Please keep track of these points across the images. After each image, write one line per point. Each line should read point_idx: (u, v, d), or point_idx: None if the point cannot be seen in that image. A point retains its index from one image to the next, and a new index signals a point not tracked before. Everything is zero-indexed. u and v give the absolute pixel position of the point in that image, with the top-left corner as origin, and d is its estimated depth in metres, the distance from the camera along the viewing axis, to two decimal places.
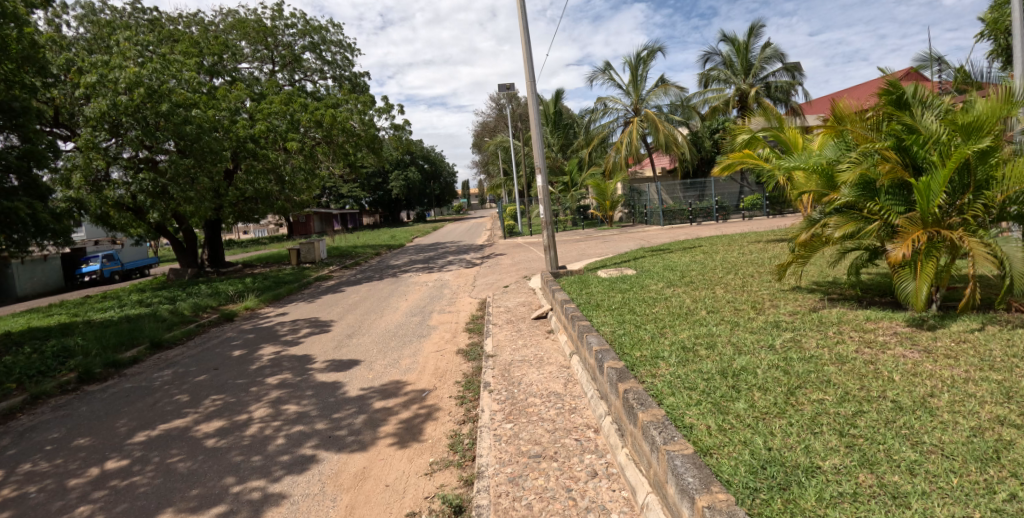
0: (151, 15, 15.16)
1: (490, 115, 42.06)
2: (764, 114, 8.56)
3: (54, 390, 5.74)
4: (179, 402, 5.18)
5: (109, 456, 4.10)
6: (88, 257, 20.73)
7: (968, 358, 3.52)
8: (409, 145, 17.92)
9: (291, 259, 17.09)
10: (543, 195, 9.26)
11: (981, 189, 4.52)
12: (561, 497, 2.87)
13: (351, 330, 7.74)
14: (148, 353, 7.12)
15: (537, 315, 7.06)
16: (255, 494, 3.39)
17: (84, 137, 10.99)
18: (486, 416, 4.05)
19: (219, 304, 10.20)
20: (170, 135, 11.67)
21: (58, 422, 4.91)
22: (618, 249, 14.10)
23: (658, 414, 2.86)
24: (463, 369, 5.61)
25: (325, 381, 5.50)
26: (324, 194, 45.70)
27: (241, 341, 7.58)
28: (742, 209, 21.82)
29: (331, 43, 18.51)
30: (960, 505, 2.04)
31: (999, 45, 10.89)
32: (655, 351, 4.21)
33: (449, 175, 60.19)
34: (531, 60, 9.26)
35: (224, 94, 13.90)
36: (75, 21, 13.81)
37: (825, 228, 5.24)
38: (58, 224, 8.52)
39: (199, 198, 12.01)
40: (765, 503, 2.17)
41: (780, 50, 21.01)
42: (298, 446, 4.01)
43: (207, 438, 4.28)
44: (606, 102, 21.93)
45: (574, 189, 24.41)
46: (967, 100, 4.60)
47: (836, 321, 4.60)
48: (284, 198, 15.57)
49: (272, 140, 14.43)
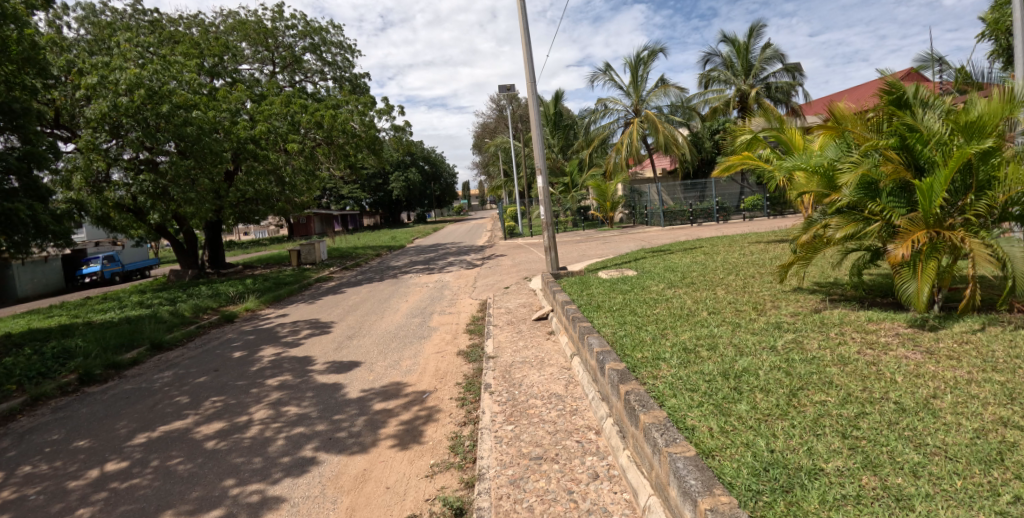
0: (152, 16, 15.17)
1: (490, 116, 42.09)
2: (764, 114, 8.56)
3: (54, 391, 5.73)
4: (179, 403, 5.17)
5: (109, 457, 4.10)
6: (89, 258, 20.75)
7: (970, 359, 3.51)
8: (410, 146, 17.92)
9: (291, 260, 17.10)
10: (543, 195, 9.25)
11: (983, 190, 4.50)
12: (562, 500, 2.85)
13: (352, 331, 7.73)
14: (148, 354, 7.11)
15: (537, 316, 7.05)
16: (254, 497, 3.37)
17: (84, 138, 11.00)
18: (487, 418, 4.03)
19: (219, 305, 10.20)
20: (171, 136, 11.67)
21: (58, 423, 4.90)
22: (619, 250, 14.09)
23: (660, 416, 2.84)
24: (464, 370, 5.60)
25: (325, 382, 5.49)
26: (325, 195, 45.73)
27: (242, 342, 7.58)
28: (742, 209, 21.82)
29: (331, 44, 18.52)
30: (964, 507, 2.02)
31: (999, 45, 10.88)
32: (656, 352, 4.19)
33: (450, 175, 60.24)
34: (531, 61, 9.26)
35: (224, 95, 13.91)
36: (76, 22, 13.81)
37: (826, 229, 5.23)
38: (59, 225, 8.52)
39: (200, 199, 12.01)
40: (768, 506, 2.16)
41: (780, 51, 21.01)
42: (298, 448, 4.00)
43: (208, 440, 4.27)
44: (606, 103, 21.93)
45: (574, 190, 24.40)
46: (968, 100, 4.59)
47: (837, 322, 4.59)
48: (284, 198, 15.60)
49: (273, 141, 14.43)
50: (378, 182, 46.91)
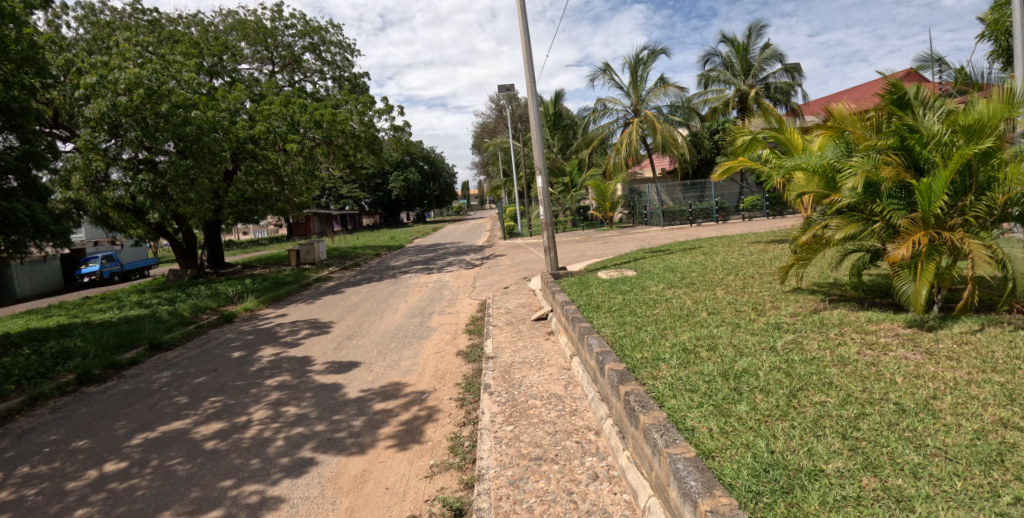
0: (152, 15, 15.14)
1: (490, 115, 42.07)
2: (763, 115, 8.58)
3: (52, 391, 5.72)
4: (179, 404, 5.16)
5: (107, 458, 4.08)
6: (88, 258, 20.74)
7: (970, 360, 3.51)
8: (409, 146, 17.91)
9: (291, 260, 17.10)
10: (543, 195, 9.21)
11: (983, 190, 4.50)
12: (561, 500, 2.85)
13: (351, 331, 7.73)
14: (147, 354, 7.10)
15: (537, 316, 7.05)
16: (253, 498, 3.37)
17: (84, 138, 11.00)
18: (486, 418, 4.03)
19: (219, 305, 10.20)
20: (170, 135, 11.65)
21: (57, 423, 4.89)
22: (618, 250, 14.09)
23: (660, 417, 2.84)
24: (463, 371, 5.60)
25: (325, 382, 5.48)
26: (324, 195, 45.74)
27: (241, 342, 7.56)
28: (741, 210, 21.84)
29: (331, 44, 18.51)
30: (964, 509, 2.02)
31: (999, 45, 10.87)
32: (656, 352, 4.19)
33: (449, 175, 60.29)
34: (531, 61, 9.26)
35: (224, 94, 13.89)
36: (75, 22, 13.78)
37: (825, 229, 5.23)
38: (58, 225, 8.51)
39: (199, 199, 12.02)
40: (768, 507, 2.16)
41: (779, 51, 21.01)
42: (298, 448, 4.00)
43: (206, 440, 4.26)
44: (606, 103, 21.94)
45: (574, 190, 24.42)
46: (969, 101, 4.59)
47: (837, 322, 4.60)
48: (283, 198, 15.63)
49: (272, 141, 14.40)
50: (377, 181, 46.92)
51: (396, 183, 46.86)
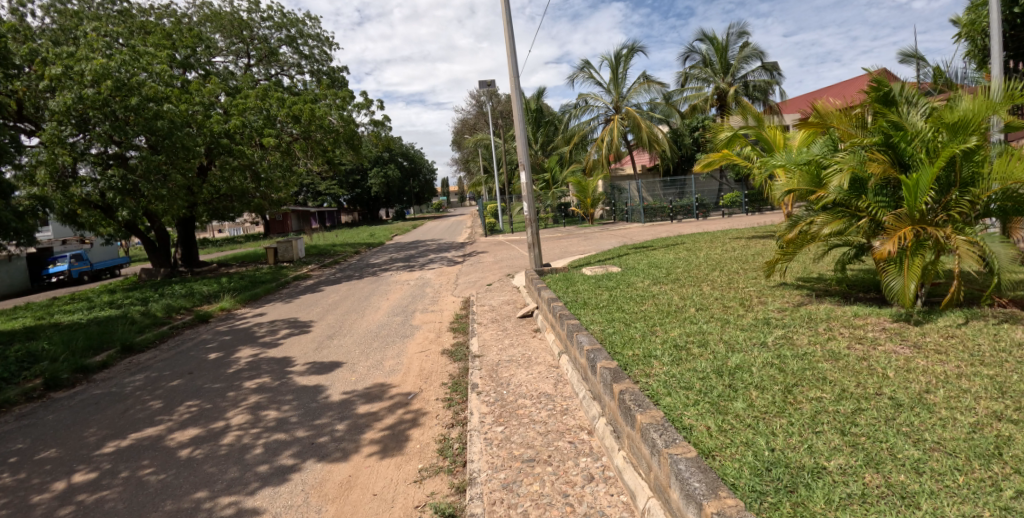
0: (122, 6, 14.56)
1: (470, 112, 41.73)
2: (742, 112, 8.54)
3: (17, 397, 5.42)
4: (152, 409, 4.94)
5: (76, 468, 3.88)
6: (56, 257, 20.23)
7: (958, 353, 3.54)
8: (389, 142, 17.49)
9: (268, 258, 16.68)
10: (526, 191, 9.01)
11: (967, 186, 4.51)
12: (557, 504, 2.77)
13: (333, 330, 7.56)
14: (118, 357, 6.80)
15: (523, 314, 6.96)
16: (229, 510, 3.21)
17: (48, 132, 10.42)
18: (475, 419, 3.93)
19: (194, 305, 9.89)
20: (140, 130, 11.19)
21: (22, 431, 4.65)
22: (602, 246, 14.07)
23: (657, 417, 2.76)
24: (448, 370, 5.50)
25: (306, 384, 5.31)
26: (302, 192, 44.95)
27: (218, 343, 7.31)
28: (721, 206, 22.20)
29: (308, 37, 18.07)
30: (969, 504, 2.00)
31: (975, 46, 10.98)
32: (647, 350, 4.14)
33: (428, 172, 59.98)
34: (514, 55, 9.15)
35: (197, 88, 13.48)
36: (41, 11, 13.28)
37: (811, 226, 5.21)
38: (21, 223, 8.09)
39: (172, 196, 11.57)
40: (773, 507, 2.11)
41: (757, 49, 21.17)
42: (276, 456, 3.84)
43: (182, 448, 4.08)
44: (587, 99, 21.97)
45: (555, 187, 24.38)
46: (950, 99, 4.64)
47: (824, 317, 4.59)
48: (260, 195, 15.05)
49: (248, 135, 13.95)
50: (356, 178, 46.17)
51: (377, 179, 46.18)
